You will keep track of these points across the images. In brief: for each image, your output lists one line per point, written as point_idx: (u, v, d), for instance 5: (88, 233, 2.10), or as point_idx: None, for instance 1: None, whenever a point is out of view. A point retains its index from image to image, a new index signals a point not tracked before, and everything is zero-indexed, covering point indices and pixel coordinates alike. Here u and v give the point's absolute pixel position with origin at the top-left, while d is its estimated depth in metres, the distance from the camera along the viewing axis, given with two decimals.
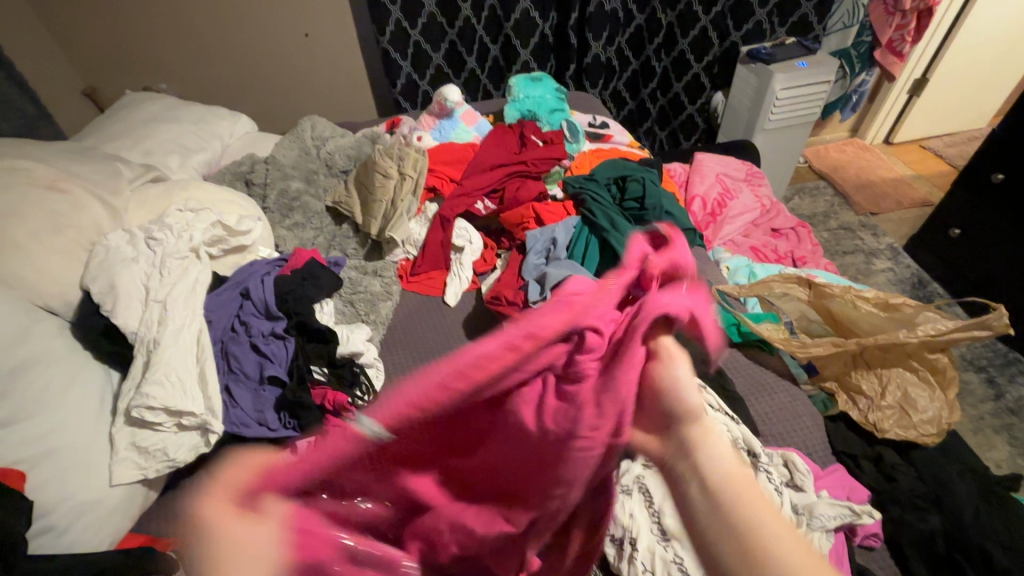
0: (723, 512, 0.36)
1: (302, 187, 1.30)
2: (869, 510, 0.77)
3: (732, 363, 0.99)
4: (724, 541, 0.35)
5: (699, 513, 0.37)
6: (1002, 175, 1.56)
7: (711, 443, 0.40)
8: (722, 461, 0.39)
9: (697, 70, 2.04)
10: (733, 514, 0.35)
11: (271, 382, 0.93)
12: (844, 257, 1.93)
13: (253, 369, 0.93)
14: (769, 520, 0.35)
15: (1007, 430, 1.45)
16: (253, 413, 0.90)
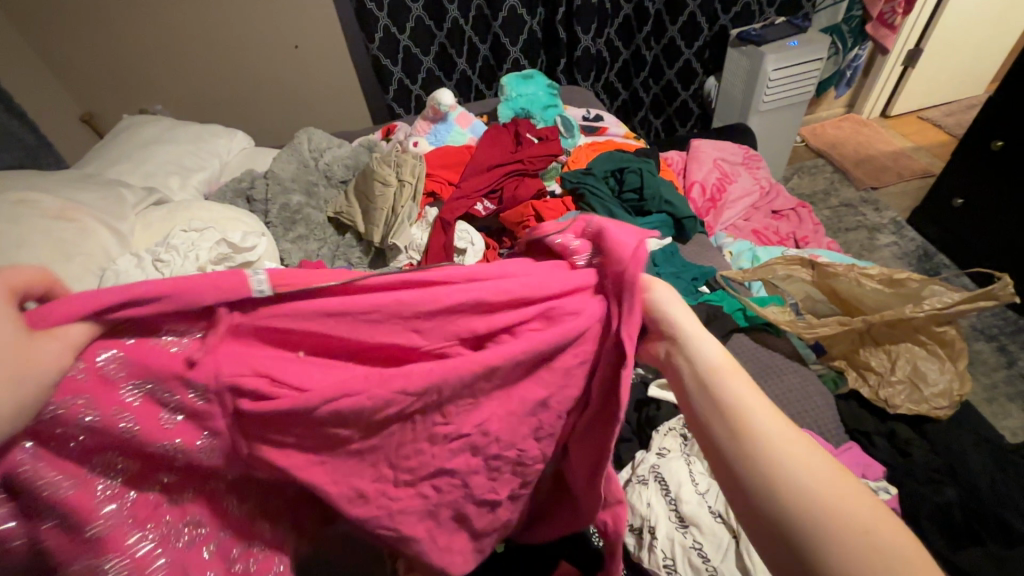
0: (705, 387, 0.43)
1: (303, 200, 1.31)
2: (885, 486, 0.78)
3: (740, 348, 0.98)
4: (705, 413, 0.43)
5: (689, 393, 0.44)
6: (1002, 142, 1.55)
7: (699, 334, 0.46)
8: (709, 357, 0.44)
9: (688, 56, 2.04)
10: (715, 389, 0.43)
11: None
12: (848, 234, 1.92)
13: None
14: (752, 401, 0.42)
15: (1021, 397, 1.45)
16: None
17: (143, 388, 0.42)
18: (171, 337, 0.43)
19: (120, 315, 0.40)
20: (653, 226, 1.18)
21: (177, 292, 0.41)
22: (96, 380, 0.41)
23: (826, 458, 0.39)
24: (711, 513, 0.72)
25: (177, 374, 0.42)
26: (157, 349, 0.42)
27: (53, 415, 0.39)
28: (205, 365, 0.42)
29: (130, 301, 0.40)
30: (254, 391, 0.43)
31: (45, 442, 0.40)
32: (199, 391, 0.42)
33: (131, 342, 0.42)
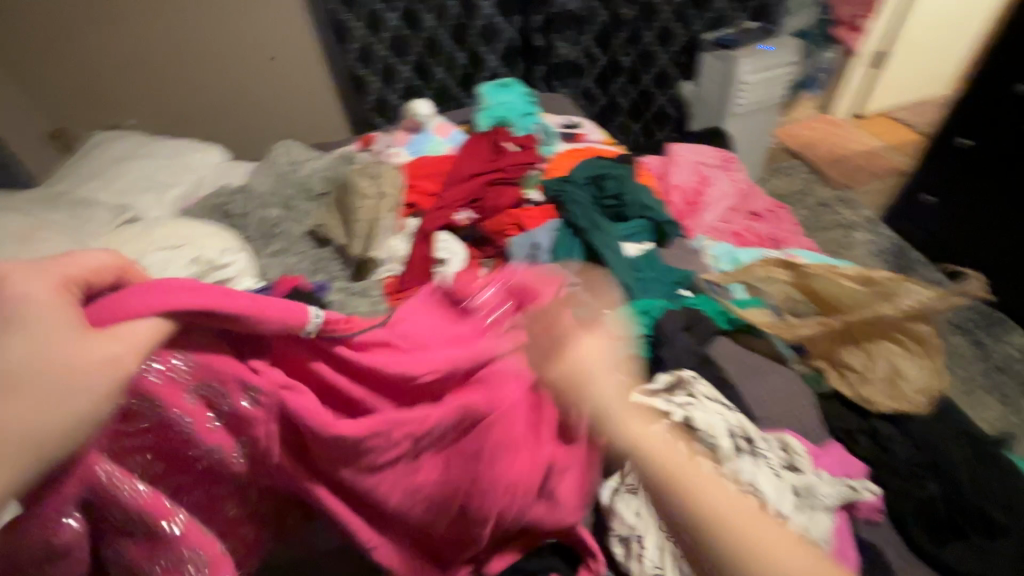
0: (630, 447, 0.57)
1: (282, 214, 1.29)
2: (867, 485, 0.79)
3: (723, 350, 1.00)
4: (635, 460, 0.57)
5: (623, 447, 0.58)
6: (971, 141, 1.60)
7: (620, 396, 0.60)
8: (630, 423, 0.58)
9: (665, 61, 2.07)
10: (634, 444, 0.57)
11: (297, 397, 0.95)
12: (825, 233, 1.95)
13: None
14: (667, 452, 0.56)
15: (997, 389, 1.48)
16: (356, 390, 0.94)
17: (252, 401, 0.62)
18: (227, 350, 0.61)
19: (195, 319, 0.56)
20: (633, 232, 1.19)
21: (226, 307, 0.57)
22: (169, 385, 0.57)
23: (728, 493, 0.53)
24: None
25: (238, 384, 0.60)
26: (222, 359, 0.60)
27: (125, 409, 0.55)
28: (263, 375, 0.62)
29: (210, 312, 0.57)
30: (291, 398, 0.63)
31: (109, 433, 0.55)
32: (250, 398, 0.61)
33: (195, 355, 0.58)
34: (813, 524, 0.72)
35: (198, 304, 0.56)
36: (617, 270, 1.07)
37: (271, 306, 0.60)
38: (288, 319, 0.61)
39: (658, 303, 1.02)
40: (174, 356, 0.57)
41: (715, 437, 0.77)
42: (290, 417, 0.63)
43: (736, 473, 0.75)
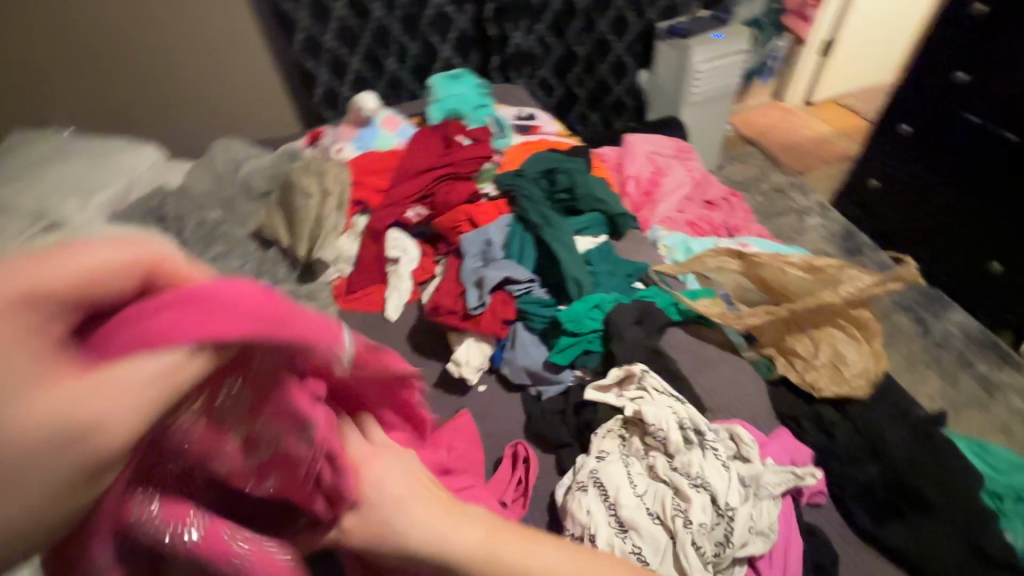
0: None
1: (222, 216, 1.23)
2: (811, 471, 0.79)
3: (675, 342, 1.00)
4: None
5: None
6: (908, 126, 1.66)
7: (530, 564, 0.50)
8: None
9: (620, 50, 2.07)
10: None
11: None
12: (778, 218, 2.00)
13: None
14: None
15: (937, 363, 1.55)
16: None
17: (242, 441, 0.43)
18: (230, 381, 0.39)
19: (216, 343, 0.34)
20: (586, 225, 1.19)
21: (285, 328, 0.39)
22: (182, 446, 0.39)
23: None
24: (649, 515, 0.72)
25: (247, 405, 0.42)
26: (281, 388, 0.43)
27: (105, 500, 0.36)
28: (306, 396, 0.46)
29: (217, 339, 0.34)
30: (305, 446, 0.46)
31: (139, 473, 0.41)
32: (265, 442, 0.44)
33: (241, 379, 0.40)
34: (761, 514, 0.73)
35: (195, 334, 0.33)
36: (567, 264, 1.05)
37: (318, 329, 0.42)
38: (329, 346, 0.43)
39: (609, 296, 1.02)
40: (216, 404, 0.40)
41: (665, 430, 0.77)
42: (291, 468, 0.47)
43: (684, 465, 0.75)
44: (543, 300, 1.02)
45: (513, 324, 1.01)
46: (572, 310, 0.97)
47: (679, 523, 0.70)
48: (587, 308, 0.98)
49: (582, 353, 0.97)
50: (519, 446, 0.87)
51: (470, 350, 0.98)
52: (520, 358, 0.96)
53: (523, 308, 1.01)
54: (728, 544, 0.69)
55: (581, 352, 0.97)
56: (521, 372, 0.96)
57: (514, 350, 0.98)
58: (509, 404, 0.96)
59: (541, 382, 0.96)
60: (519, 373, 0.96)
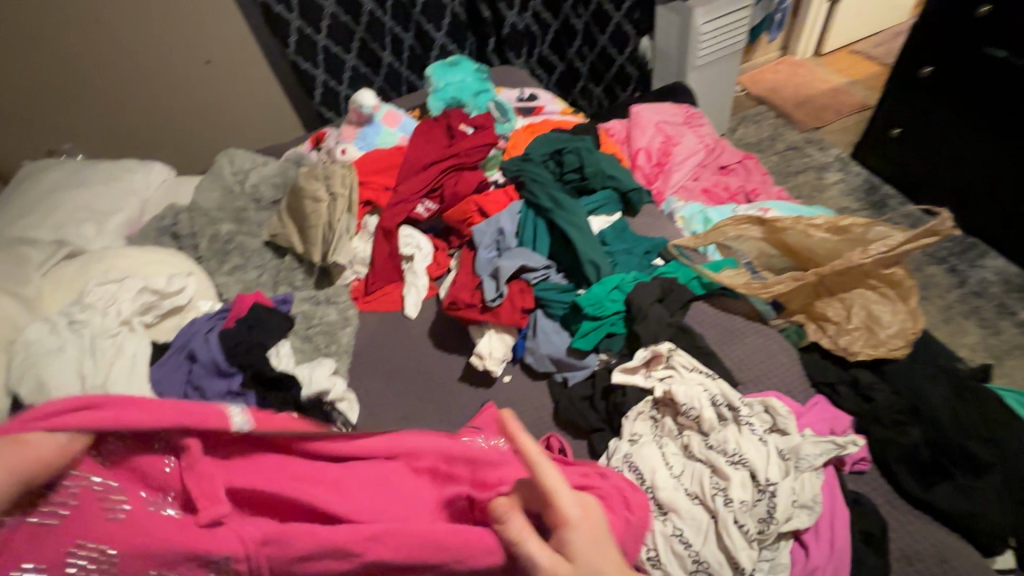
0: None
1: (234, 228, 1.23)
2: (852, 439, 0.76)
3: (701, 317, 0.98)
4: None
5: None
6: (930, 68, 1.57)
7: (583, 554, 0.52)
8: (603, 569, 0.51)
9: (619, 19, 1.96)
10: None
11: None
12: (797, 177, 1.93)
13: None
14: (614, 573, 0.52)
15: (975, 313, 1.49)
16: None
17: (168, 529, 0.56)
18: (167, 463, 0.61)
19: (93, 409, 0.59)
20: (599, 204, 1.16)
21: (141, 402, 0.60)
22: (87, 496, 0.56)
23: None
24: (689, 496, 0.71)
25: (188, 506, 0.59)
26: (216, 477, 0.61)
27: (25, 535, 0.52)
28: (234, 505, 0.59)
29: (92, 406, 0.59)
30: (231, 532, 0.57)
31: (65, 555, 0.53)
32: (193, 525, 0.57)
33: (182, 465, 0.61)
34: (802, 486, 0.71)
35: (67, 407, 0.58)
36: (583, 246, 1.02)
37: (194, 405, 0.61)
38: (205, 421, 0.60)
39: (629, 276, 0.99)
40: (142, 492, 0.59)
41: (698, 408, 0.77)
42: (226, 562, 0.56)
43: (721, 443, 0.74)
44: (562, 286, 1.01)
45: (532, 312, 1.01)
46: (592, 294, 0.95)
47: (719, 501, 0.69)
48: (607, 290, 0.96)
49: (605, 336, 0.95)
50: (553, 440, 0.83)
51: (492, 341, 0.98)
52: (543, 347, 0.95)
53: (541, 295, 1.00)
54: (771, 520, 0.68)
55: (605, 336, 0.95)
56: (545, 360, 0.95)
57: (536, 339, 0.97)
58: (536, 392, 0.96)
59: (567, 368, 0.94)
60: (543, 362, 0.95)
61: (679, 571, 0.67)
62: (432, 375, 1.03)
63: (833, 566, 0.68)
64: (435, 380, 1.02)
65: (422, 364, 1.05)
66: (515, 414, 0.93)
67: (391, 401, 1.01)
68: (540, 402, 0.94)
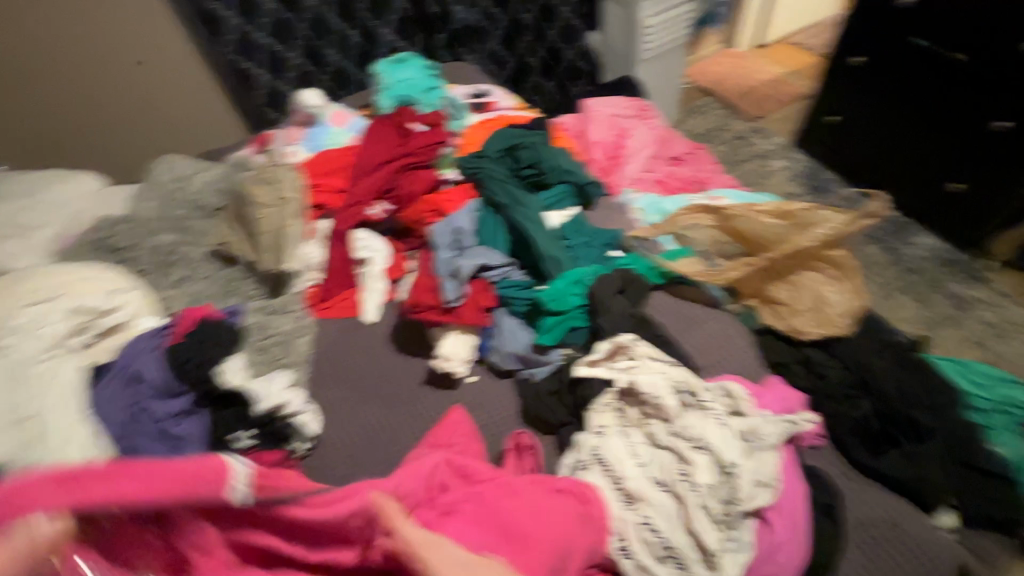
0: None
1: (176, 238, 1.17)
2: (806, 417, 0.81)
3: (660, 305, 1.01)
4: None
5: None
6: (862, 58, 1.65)
7: None
8: None
9: (567, 15, 1.98)
10: None
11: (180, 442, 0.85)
12: (743, 165, 2.00)
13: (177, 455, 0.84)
14: None
15: (910, 289, 1.59)
16: (178, 449, 0.84)
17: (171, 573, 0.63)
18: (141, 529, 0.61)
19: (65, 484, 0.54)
20: (556, 199, 1.16)
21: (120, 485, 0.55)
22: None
23: None
24: (656, 485, 0.72)
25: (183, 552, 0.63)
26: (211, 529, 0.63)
27: None
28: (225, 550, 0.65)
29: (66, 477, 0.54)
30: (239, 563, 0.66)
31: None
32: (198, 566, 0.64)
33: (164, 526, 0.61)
34: (762, 466, 0.73)
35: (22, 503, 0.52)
36: (541, 241, 1.02)
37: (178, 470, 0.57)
38: (201, 480, 0.57)
39: (589, 269, 1.00)
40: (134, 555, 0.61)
41: (660, 397, 0.78)
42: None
43: (684, 429, 0.75)
44: (523, 283, 1.00)
45: (496, 310, 1.00)
46: (554, 289, 0.96)
47: (685, 487, 0.70)
48: (568, 284, 0.96)
49: (568, 330, 0.95)
50: (522, 436, 0.83)
51: (455, 343, 0.96)
52: (509, 344, 0.95)
53: (503, 293, 0.99)
54: (734, 501, 0.69)
55: (567, 330, 0.95)
56: (511, 358, 0.95)
57: (501, 336, 0.97)
58: (502, 390, 0.95)
59: (535, 364, 0.94)
60: (509, 359, 0.95)
61: (649, 558, 0.68)
62: (396, 380, 1.01)
63: (795, 540, 0.70)
64: (399, 385, 1.00)
65: (385, 370, 1.03)
66: (483, 414, 0.92)
67: (355, 411, 0.98)
68: (507, 400, 0.94)
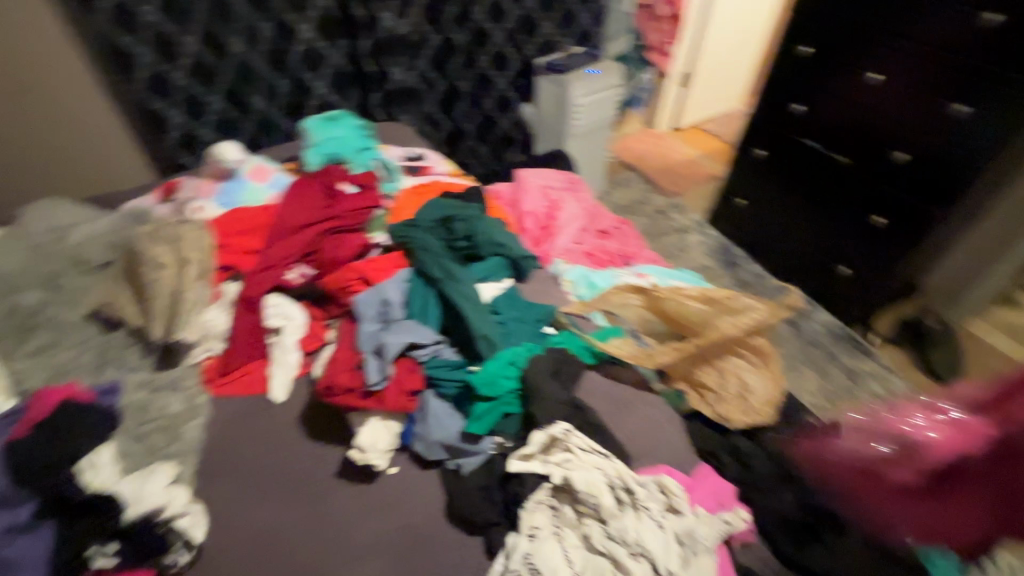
0: None
1: (45, 297, 1.00)
2: (739, 515, 0.80)
3: (592, 386, 0.99)
4: None
5: None
6: (762, 151, 1.84)
7: None
8: None
9: (502, 87, 2.06)
10: None
11: None
12: (664, 238, 2.12)
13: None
14: None
15: (811, 359, 1.73)
16: None
17: None
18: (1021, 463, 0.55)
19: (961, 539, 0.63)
20: (489, 272, 1.14)
21: None
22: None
23: None
24: None
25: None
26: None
27: None
28: None
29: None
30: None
31: None
32: None
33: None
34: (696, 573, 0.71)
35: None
36: (476, 321, 0.98)
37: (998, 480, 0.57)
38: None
39: (523, 349, 0.97)
40: None
41: (597, 496, 0.75)
42: None
43: (620, 532, 0.72)
44: (454, 362, 0.95)
45: (423, 392, 0.93)
46: (486, 372, 0.91)
47: None
48: (501, 366, 0.92)
49: (500, 417, 0.90)
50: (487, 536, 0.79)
51: (376, 430, 0.88)
52: (434, 433, 0.88)
53: (431, 373, 0.94)
54: None
55: (500, 417, 0.90)
56: (436, 448, 0.88)
57: (426, 424, 0.89)
58: (424, 486, 0.87)
59: (468, 459, 0.88)
60: (435, 449, 0.88)
61: None
62: (303, 472, 0.89)
63: None
64: (305, 479, 0.88)
65: (290, 460, 0.91)
66: (409, 516, 0.84)
67: (260, 519, 0.84)
68: (436, 502, 0.85)
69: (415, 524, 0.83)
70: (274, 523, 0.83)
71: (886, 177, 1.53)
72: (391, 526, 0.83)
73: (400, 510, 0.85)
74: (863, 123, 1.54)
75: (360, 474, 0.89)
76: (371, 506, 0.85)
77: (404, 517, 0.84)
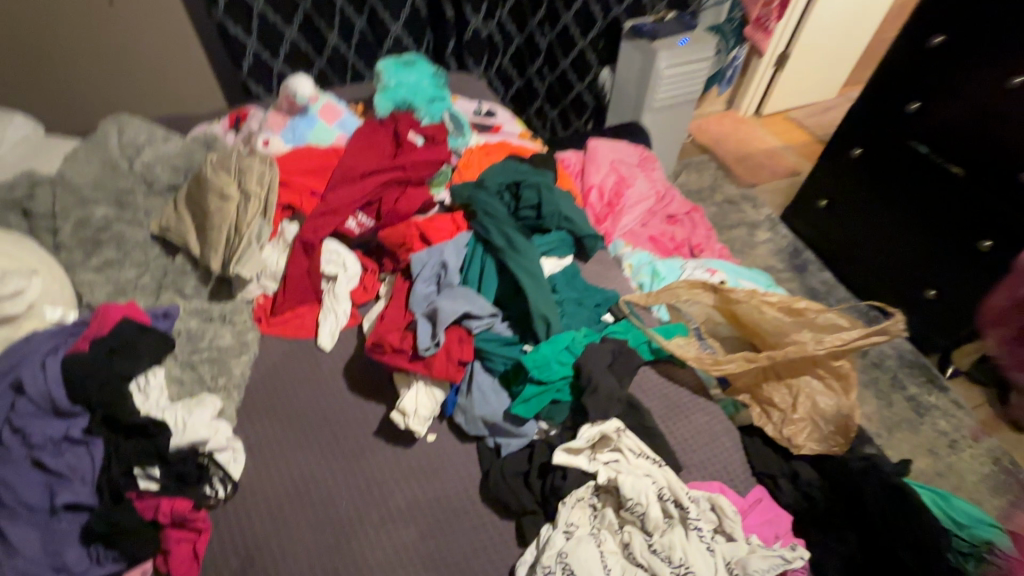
0: None
1: (112, 213, 1.00)
2: (800, 552, 0.71)
3: (646, 385, 0.93)
4: None
5: None
6: (859, 150, 1.66)
7: None
8: None
9: (583, 47, 1.85)
10: None
11: (70, 508, 0.71)
12: (730, 231, 1.99)
13: (77, 487, 0.72)
14: None
15: (873, 384, 1.60)
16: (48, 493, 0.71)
17: None
18: None
19: None
20: (551, 246, 1.07)
21: None
22: None
23: None
24: None
25: None
26: None
27: None
28: None
29: None
30: None
31: None
32: None
33: None
34: None
35: None
36: (535, 298, 0.91)
37: None
38: None
39: (580, 334, 0.90)
40: None
41: (644, 505, 0.70)
42: None
43: (667, 549, 0.68)
44: (506, 338, 0.90)
45: (470, 363, 0.89)
46: (539, 354, 0.85)
47: None
48: (556, 350, 0.87)
49: (548, 403, 0.86)
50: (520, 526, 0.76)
51: (419, 396, 0.86)
52: (477, 408, 0.85)
53: (481, 345, 0.89)
54: None
55: (548, 403, 0.85)
56: (477, 423, 0.85)
57: (470, 397, 0.86)
58: (462, 460, 0.85)
59: (512, 442, 0.84)
60: (476, 424, 0.85)
61: None
62: (343, 425, 0.88)
63: None
64: (345, 433, 0.87)
65: (331, 411, 0.90)
66: (443, 487, 0.82)
67: (296, 463, 0.84)
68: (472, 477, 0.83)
69: (447, 497, 0.81)
70: (308, 470, 0.83)
71: (1003, 193, 1.34)
72: (424, 496, 0.81)
73: (435, 481, 0.82)
74: (984, 129, 1.34)
75: (401, 439, 0.87)
76: (408, 472, 0.83)
77: (437, 489, 0.82)
